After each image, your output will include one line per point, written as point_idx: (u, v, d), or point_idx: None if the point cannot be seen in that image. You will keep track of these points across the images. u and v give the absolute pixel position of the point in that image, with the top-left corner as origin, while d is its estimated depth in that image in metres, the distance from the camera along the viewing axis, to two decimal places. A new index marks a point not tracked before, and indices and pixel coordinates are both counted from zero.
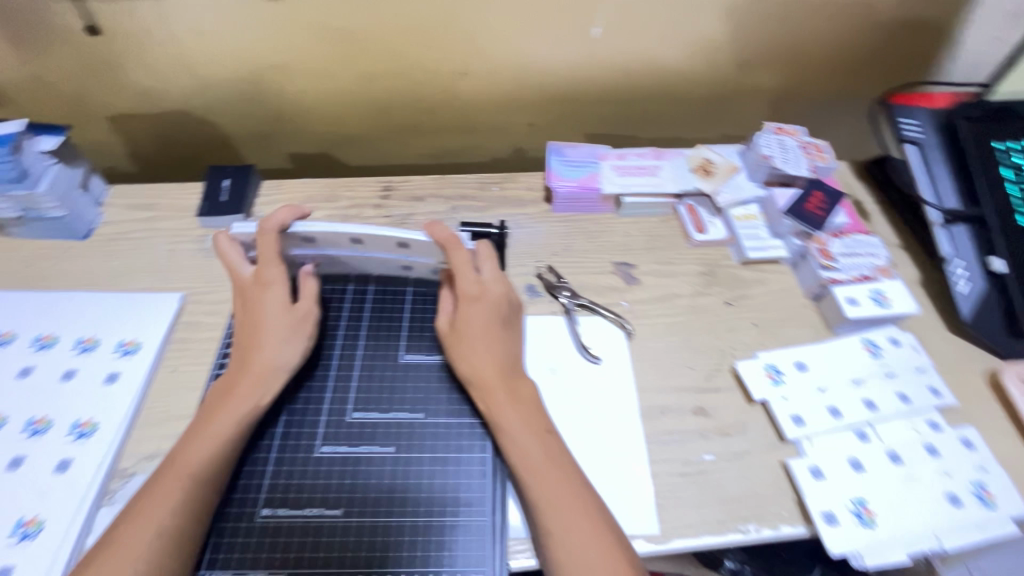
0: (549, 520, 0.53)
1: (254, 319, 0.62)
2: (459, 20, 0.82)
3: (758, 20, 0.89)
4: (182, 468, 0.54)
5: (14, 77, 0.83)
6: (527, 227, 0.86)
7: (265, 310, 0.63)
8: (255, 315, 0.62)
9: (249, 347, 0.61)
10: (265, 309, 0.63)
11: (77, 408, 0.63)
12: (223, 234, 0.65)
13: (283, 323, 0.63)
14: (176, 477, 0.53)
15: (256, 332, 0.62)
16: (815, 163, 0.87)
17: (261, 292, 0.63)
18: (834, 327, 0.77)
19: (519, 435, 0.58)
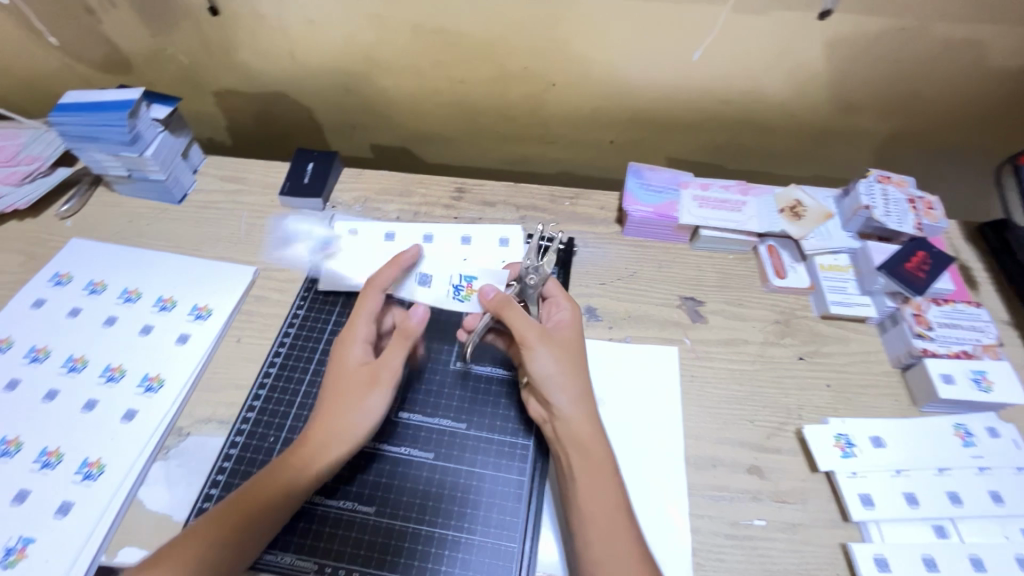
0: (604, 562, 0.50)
1: (329, 393, 0.58)
2: (558, 30, 0.80)
3: (878, 60, 0.81)
4: (242, 501, 0.52)
5: (140, 48, 0.90)
6: (595, 247, 0.83)
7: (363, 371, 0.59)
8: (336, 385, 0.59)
9: (359, 396, 0.58)
10: (366, 369, 0.59)
11: (148, 364, 0.67)
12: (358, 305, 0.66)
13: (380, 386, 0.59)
14: (237, 511, 0.51)
15: (349, 392, 0.58)
16: (921, 220, 0.78)
17: (354, 357, 0.60)
18: (920, 403, 0.70)
19: (589, 486, 0.54)
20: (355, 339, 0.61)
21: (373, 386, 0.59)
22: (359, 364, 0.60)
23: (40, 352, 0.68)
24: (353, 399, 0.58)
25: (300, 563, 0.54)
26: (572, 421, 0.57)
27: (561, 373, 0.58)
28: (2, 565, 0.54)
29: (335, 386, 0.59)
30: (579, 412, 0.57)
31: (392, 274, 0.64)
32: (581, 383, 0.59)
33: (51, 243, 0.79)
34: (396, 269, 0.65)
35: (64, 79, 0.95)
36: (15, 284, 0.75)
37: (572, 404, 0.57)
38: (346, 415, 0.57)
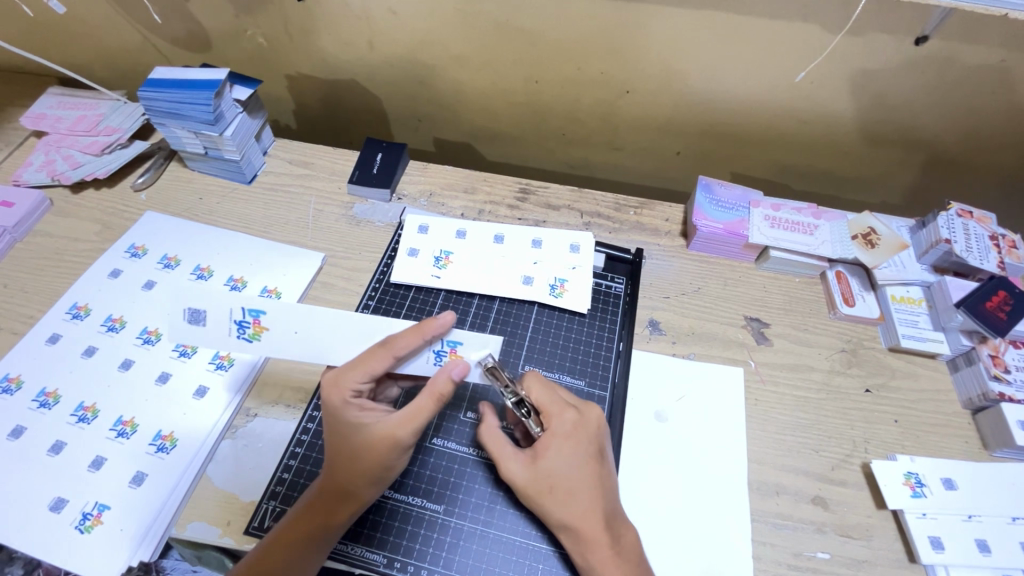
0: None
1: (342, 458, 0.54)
2: (642, 38, 0.79)
3: (974, 94, 0.78)
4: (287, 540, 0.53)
5: (221, 27, 0.90)
6: (660, 259, 0.82)
7: (378, 435, 0.54)
8: (341, 447, 0.55)
9: (370, 457, 0.54)
10: (381, 434, 0.53)
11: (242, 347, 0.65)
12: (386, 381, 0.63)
13: (397, 451, 0.54)
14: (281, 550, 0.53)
15: (361, 454, 0.54)
16: (1004, 259, 0.76)
17: (361, 417, 0.55)
18: (992, 448, 0.68)
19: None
20: (353, 399, 0.56)
21: (388, 450, 0.54)
22: (372, 427, 0.54)
23: (116, 321, 0.69)
24: (362, 460, 0.54)
25: (370, 555, 0.56)
26: (575, 529, 0.54)
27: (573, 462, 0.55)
28: (80, 529, 0.56)
29: (346, 451, 0.54)
30: (577, 518, 0.54)
31: (410, 340, 0.57)
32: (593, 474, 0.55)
33: (126, 214, 0.81)
34: (416, 335, 0.58)
35: (144, 52, 0.96)
36: (92, 252, 0.77)
37: (576, 512, 0.54)
38: (358, 473, 0.54)
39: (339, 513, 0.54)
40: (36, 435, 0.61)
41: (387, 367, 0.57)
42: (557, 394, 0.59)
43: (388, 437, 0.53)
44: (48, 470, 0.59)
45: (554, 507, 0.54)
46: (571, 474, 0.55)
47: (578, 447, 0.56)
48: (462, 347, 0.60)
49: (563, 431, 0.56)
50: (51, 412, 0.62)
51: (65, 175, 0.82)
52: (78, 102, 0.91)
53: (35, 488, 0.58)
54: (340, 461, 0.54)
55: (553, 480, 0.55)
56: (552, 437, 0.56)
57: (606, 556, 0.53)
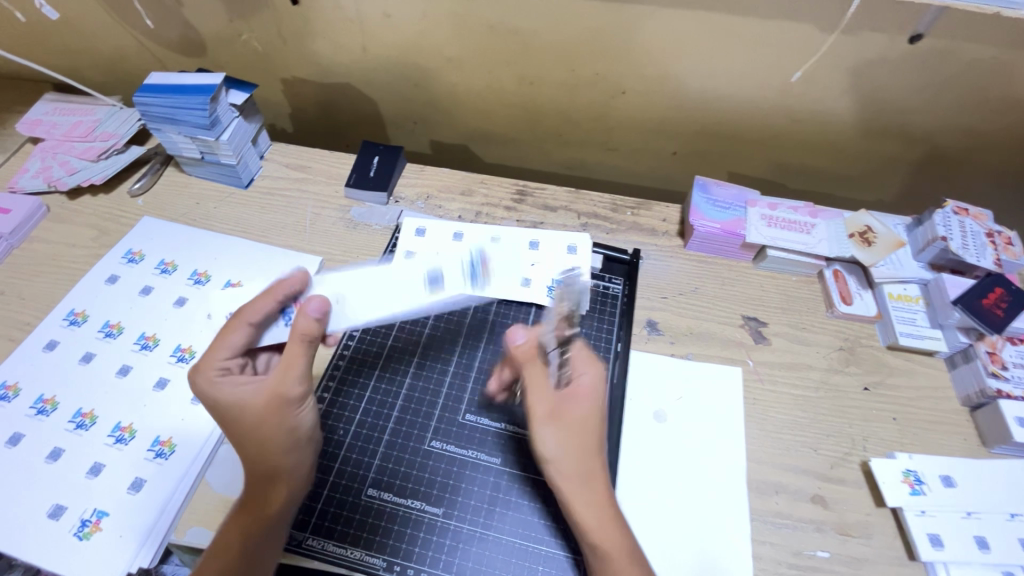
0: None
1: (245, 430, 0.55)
2: (637, 39, 0.79)
3: (969, 92, 0.78)
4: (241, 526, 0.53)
5: (216, 32, 0.90)
6: (657, 260, 0.82)
7: (245, 399, 0.55)
8: (269, 432, 0.54)
9: (272, 423, 0.54)
10: (262, 394, 0.55)
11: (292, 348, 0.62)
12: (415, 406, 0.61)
13: (290, 404, 0.55)
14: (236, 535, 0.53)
15: (236, 419, 0.55)
16: (1000, 256, 0.76)
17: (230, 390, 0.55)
18: (990, 444, 0.68)
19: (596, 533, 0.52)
20: (220, 376, 0.56)
21: (279, 407, 0.55)
22: (249, 395, 0.55)
23: (113, 327, 0.69)
24: (264, 428, 0.54)
25: (370, 559, 0.56)
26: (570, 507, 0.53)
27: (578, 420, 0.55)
28: (78, 536, 0.55)
29: (247, 428, 0.55)
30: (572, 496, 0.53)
31: (264, 302, 0.59)
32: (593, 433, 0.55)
33: (123, 220, 0.81)
34: (269, 299, 0.60)
35: (139, 57, 0.96)
36: (89, 258, 0.77)
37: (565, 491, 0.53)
38: (272, 446, 0.54)
39: (275, 496, 0.54)
40: (34, 442, 0.61)
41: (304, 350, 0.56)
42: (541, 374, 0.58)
43: (269, 393, 0.55)
44: (46, 477, 0.59)
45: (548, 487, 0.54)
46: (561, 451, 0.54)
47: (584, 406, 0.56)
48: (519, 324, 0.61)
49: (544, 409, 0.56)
50: (49, 419, 0.62)
51: (62, 181, 0.82)
52: (74, 109, 0.91)
53: (33, 495, 0.58)
54: (252, 436, 0.55)
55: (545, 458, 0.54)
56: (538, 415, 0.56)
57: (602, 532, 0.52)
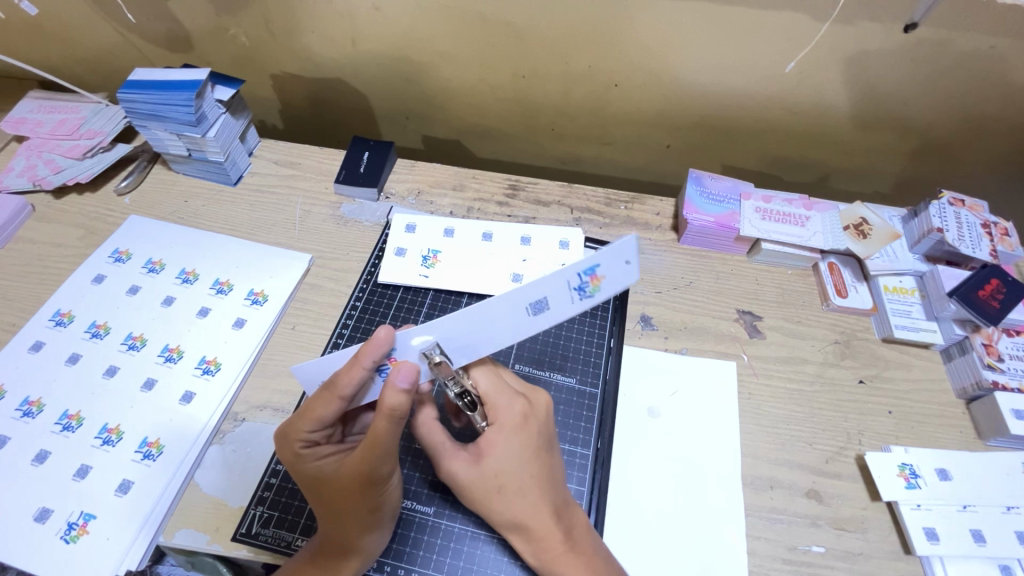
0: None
1: (342, 509, 0.51)
2: (630, 30, 0.78)
3: (966, 81, 0.77)
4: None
5: (202, 27, 0.89)
6: (651, 254, 0.82)
7: (353, 472, 0.49)
8: (343, 506, 0.50)
9: (354, 501, 0.50)
10: (349, 473, 0.49)
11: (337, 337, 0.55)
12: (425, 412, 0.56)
13: (377, 483, 0.50)
14: None
15: (328, 494, 0.51)
16: (996, 247, 0.75)
17: (321, 463, 0.51)
18: (986, 437, 0.67)
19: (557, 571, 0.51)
20: (307, 451, 0.52)
21: (365, 487, 0.50)
22: (338, 469, 0.51)
23: (100, 328, 0.68)
24: (346, 505, 0.50)
25: None
26: (526, 528, 0.52)
27: (513, 459, 0.53)
28: (65, 539, 0.55)
29: (326, 501, 0.51)
30: (528, 516, 0.52)
31: (350, 375, 0.49)
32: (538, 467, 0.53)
33: (110, 219, 0.80)
34: (355, 367, 0.49)
35: (125, 53, 0.95)
36: (76, 258, 0.76)
37: (523, 511, 0.52)
38: (349, 523, 0.51)
39: (346, 566, 0.52)
40: (20, 444, 0.60)
41: (336, 409, 0.50)
42: (506, 383, 0.57)
43: (353, 473, 0.49)
44: (32, 480, 0.58)
45: (497, 505, 0.53)
46: (515, 467, 0.53)
47: (524, 441, 0.54)
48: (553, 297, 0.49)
49: (506, 424, 0.54)
50: (35, 421, 0.62)
51: (47, 179, 0.81)
52: (59, 106, 0.89)
53: (19, 499, 0.57)
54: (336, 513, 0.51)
55: (499, 476, 0.53)
56: (496, 430, 0.54)
57: (560, 552, 0.51)
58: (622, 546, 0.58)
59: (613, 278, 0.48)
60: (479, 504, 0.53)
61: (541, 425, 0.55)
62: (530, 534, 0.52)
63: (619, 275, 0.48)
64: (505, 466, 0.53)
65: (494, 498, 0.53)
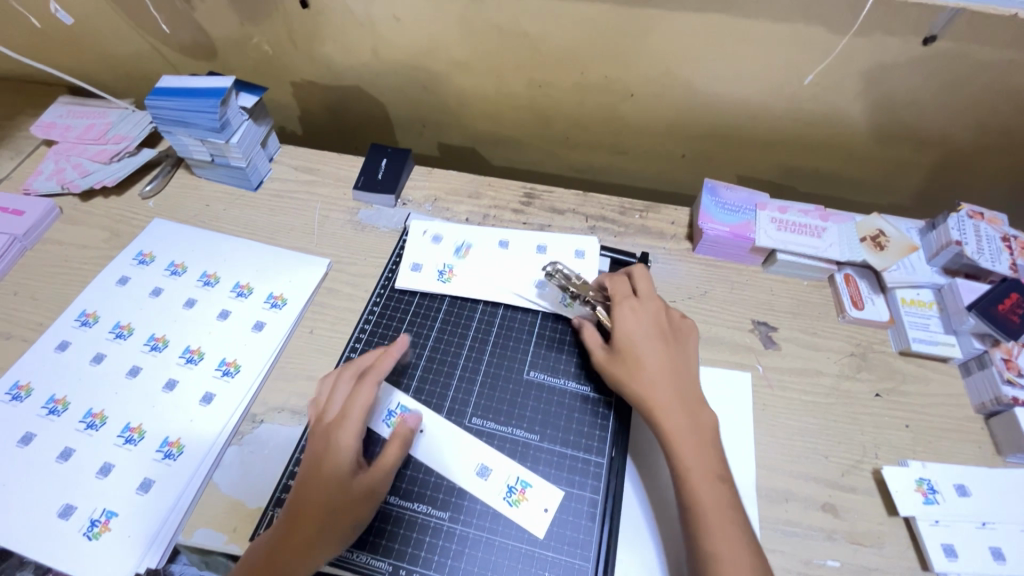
0: (710, 508, 0.55)
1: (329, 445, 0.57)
2: (646, 42, 0.79)
3: (985, 95, 0.77)
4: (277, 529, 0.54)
5: (226, 35, 0.91)
6: (665, 263, 0.82)
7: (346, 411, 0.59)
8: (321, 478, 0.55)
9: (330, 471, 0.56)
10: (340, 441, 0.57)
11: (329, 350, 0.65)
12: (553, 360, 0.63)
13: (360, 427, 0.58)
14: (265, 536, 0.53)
15: (322, 471, 0.56)
16: (1016, 261, 0.74)
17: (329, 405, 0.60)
18: (1006, 453, 0.67)
19: (685, 449, 0.58)
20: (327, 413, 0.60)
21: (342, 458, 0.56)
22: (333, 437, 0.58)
23: (124, 328, 0.70)
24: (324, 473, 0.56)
25: (376, 563, 0.56)
26: (651, 409, 0.60)
27: (662, 355, 0.63)
28: (88, 536, 0.56)
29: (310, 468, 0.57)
30: (656, 398, 0.60)
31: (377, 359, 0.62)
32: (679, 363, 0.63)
33: (135, 222, 0.82)
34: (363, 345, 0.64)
35: (151, 61, 0.97)
36: (100, 260, 0.77)
37: (648, 388, 0.61)
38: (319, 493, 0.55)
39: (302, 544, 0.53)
40: (45, 441, 0.61)
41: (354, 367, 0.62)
42: (647, 292, 0.68)
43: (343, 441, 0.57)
44: (57, 477, 0.59)
45: (635, 384, 0.61)
46: (654, 359, 0.62)
47: (660, 334, 0.65)
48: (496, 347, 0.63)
49: (650, 320, 0.65)
50: (60, 418, 0.63)
51: (75, 183, 0.83)
52: (87, 111, 0.92)
53: (44, 496, 0.58)
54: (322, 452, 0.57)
55: (661, 372, 0.62)
56: (630, 316, 0.65)
57: (686, 432, 0.58)
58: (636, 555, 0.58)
59: None
60: (619, 382, 0.63)
61: (673, 328, 0.65)
62: (646, 406, 0.60)
63: None
64: (664, 359, 0.63)
65: (691, 401, 0.61)
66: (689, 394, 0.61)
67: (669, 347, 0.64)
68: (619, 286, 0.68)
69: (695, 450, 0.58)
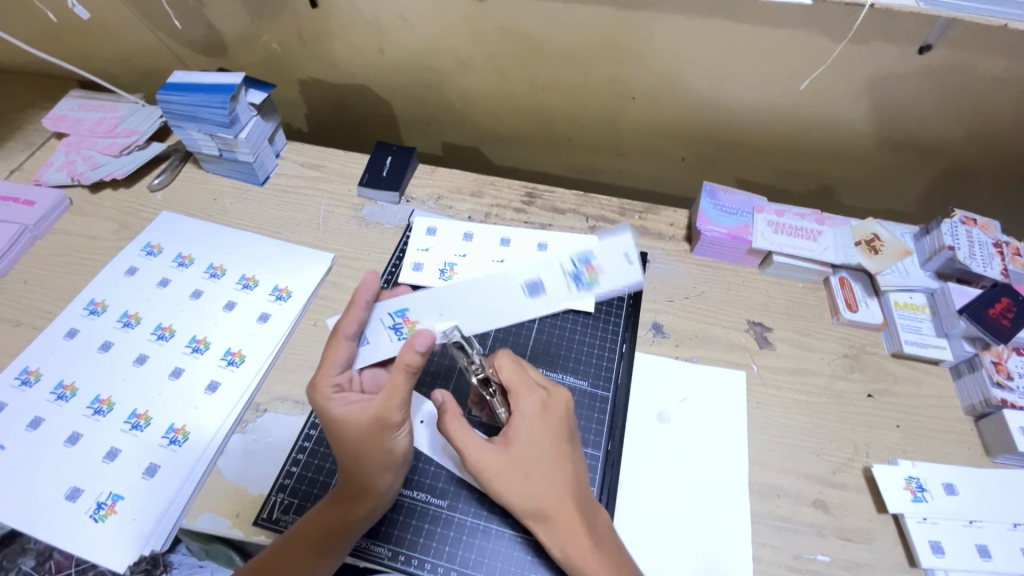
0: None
1: (352, 454, 0.55)
2: (649, 46, 0.80)
3: (980, 102, 0.78)
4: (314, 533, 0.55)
5: (237, 32, 0.93)
6: (663, 263, 0.83)
7: (369, 416, 0.55)
8: (366, 454, 0.55)
9: (372, 444, 0.55)
10: (367, 417, 0.55)
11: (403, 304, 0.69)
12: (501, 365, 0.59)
13: (391, 428, 0.56)
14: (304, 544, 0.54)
15: (361, 446, 0.55)
16: (1007, 266, 0.76)
17: (344, 408, 0.56)
18: (995, 454, 0.68)
19: (528, 492, 0.55)
20: (335, 394, 0.57)
21: (380, 431, 0.56)
22: (360, 413, 0.56)
23: (131, 317, 0.71)
24: (366, 447, 0.55)
25: (376, 548, 0.57)
26: (543, 515, 0.54)
27: (530, 429, 0.56)
28: (95, 518, 0.57)
29: (346, 449, 0.56)
30: (544, 500, 0.54)
31: (352, 317, 0.59)
32: (557, 422, 0.57)
33: (144, 214, 0.83)
34: (355, 308, 0.59)
35: (161, 56, 0.99)
36: (109, 251, 0.79)
37: (538, 491, 0.54)
38: (368, 466, 0.55)
39: (360, 508, 0.55)
40: (53, 427, 0.63)
41: (349, 350, 0.59)
42: (528, 374, 0.60)
43: (376, 418, 0.55)
44: (64, 461, 0.61)
45: (522, 494, 0.54)
46: (543, 479, 0.55)
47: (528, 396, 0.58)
48: (594, 259, 0.57)
49: (524, 415, 0.57)
50: (68, 404, 0.64)
51: (85, 175, 0.84)
52: (97, 105, 0.93)
53: (51, 478, 0.60)
54: (350, 460, 0.56)
55: (524, 458, 0.55)
56: (519, 417, 0.57)
57: (519, 482, 0.55)
58: (631, 544, 0.60)
59: (610, 275, 0.57)
60: (501, 489, 0.55)
61: (562, 416, 0.57)
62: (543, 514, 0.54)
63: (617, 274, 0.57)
64: (531, 422, 0.57)
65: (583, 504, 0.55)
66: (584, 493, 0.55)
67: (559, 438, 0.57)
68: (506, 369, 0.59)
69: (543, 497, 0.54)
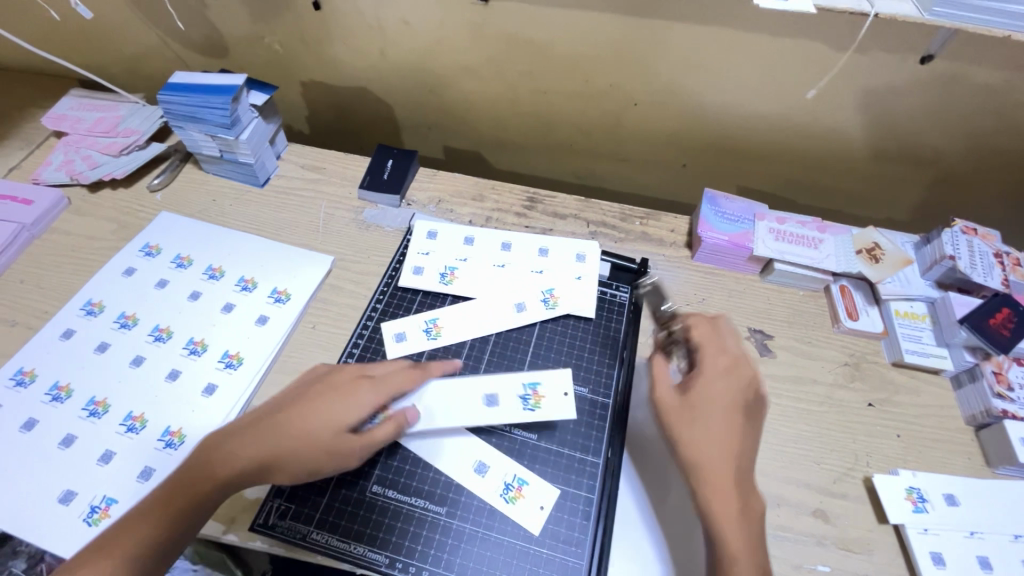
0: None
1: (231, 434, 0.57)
2: (652, 53, 0.80)
3: (981, 112, 0.79)
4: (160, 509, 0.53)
5: (238, 33, 0.92)
6: (663, 269, 0.83)
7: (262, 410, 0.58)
8: (310, 414, 0.57)
9: (242, 427, 0.57)
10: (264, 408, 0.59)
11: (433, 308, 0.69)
12: (698, 322, 0.64)
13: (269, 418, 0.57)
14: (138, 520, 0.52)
15: (239, 428, 0.57)
16: (1008, 277, 0.75)
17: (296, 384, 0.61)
18: (995, 465, 0.68)
19: (705, 446, 0.56)
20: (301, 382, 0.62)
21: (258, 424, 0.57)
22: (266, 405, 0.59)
23: (129, 318, 0.71)
24: (238, 434, 0.56)
25: (373, 556, 0.57)
26: (698, 468, 0.56)
27: (720, 395, 0.58)
28: (88, 522, 0.56)
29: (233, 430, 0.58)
30: (710, 454, 0.56)
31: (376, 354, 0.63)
32: (745, 387, 0.59)
33: (142, 215, 0.83)
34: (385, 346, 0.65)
35: (163, 57, 0.98)
36: (108, 251, 0.78)
37: (713, 434, 0.57)
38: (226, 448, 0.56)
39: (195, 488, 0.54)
40: (48, 428, 0.62)
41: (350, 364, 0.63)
42: (723, 339, 0.63)
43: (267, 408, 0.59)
44: (58, 463, 0.60)
45: (686, 444, 0.57)
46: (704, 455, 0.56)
47: (732, 381, 0.59)
48: (542, 386, 0.65)
49: (719, 385, 0.59)
50: (63, 405, 0.64)
51: (84, 174, 0.84)
52: (98, 104, 0.93)
53: (44, 481, 0.59)
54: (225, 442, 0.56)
55: (715, 408, 0.58)
56: (704, 374, 0.60)
57: (721, 454, 0.56)
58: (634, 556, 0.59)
59: (552, 398, 0.64)
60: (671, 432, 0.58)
61: (748, 386, 0.59)
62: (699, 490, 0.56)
63: (558, 399, 0.64)
64: (728, 395, 0.59)
65: (746, 482, 0.55)
66: (748, 476, 0.55)
67: (734, 410, 0.58)
68: (701, 331, 0.63)
69: (721, 455, 0.56)
